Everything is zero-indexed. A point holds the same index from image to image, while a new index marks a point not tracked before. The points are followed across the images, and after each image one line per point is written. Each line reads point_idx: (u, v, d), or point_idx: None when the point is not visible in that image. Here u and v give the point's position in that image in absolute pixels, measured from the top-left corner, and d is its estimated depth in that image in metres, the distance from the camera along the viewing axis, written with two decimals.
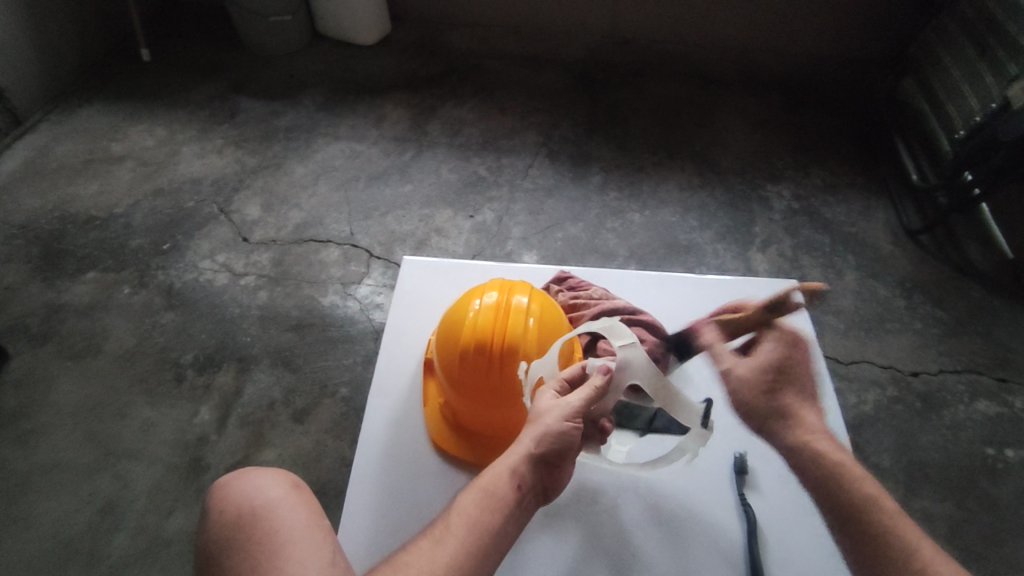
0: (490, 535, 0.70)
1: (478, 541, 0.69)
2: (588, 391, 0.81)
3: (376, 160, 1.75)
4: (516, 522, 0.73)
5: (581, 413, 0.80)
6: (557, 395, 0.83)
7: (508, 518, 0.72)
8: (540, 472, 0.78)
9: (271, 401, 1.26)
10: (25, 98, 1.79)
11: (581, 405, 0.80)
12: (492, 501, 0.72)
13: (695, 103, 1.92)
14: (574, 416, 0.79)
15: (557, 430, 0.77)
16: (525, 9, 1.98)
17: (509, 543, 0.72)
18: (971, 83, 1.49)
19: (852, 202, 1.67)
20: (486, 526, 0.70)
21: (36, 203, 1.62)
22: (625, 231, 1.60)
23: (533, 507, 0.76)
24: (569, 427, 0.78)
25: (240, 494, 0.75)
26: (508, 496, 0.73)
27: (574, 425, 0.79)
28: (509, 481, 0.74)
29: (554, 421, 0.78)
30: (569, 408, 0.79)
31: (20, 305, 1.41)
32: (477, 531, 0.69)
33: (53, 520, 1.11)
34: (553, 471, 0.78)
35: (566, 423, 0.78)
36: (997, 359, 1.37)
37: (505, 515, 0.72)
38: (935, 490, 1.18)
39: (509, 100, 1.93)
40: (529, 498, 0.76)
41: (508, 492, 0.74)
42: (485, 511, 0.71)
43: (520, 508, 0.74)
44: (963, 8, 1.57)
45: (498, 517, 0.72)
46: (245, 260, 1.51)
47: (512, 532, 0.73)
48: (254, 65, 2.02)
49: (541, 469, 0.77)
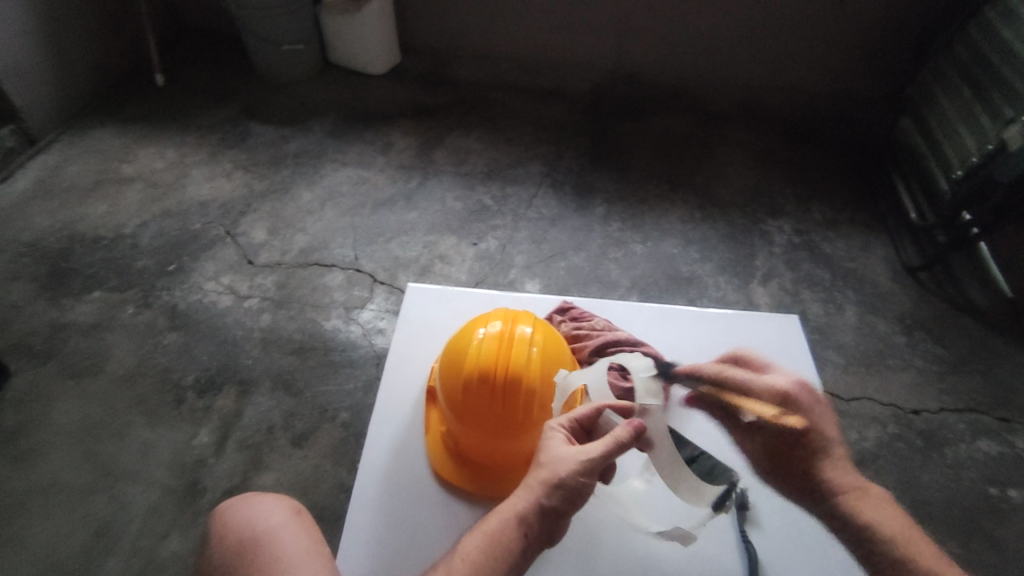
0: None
1: None
2: (610, 443, 0.77)
3: (382, 187, 1.78)
4: (516, 571, 0.74)
5: (598, 466, 0.77)
6: (567, 439, 0.80)
7: (509, 565, 0.73)
8: (549, 521, 0.76)
9: (270, 424, 1.26)
10: (41, 119, 1.83)
11: (601, 459, 0.76)
12: (495, 548, 0.73)
13: (697, 137, 1.96)
14: (590, 469, 0.76)
15: (570, 483, 0.75)
16: (532, 44, 2.04)
17: None
18: (967, 123, 1.52)
19: (852, 238, 1.69)
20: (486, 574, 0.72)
21: (45, 221, 1.63)
22: (626, 261, 1.61)
23: (537, 555, 0.76)
24: (581, 481, 0.75)
25: (240, 521, 0.75)
26: (513, 545, 0.74)
27: (587, 479, 0.76)
28: (515, 529, 0.74)
29: (568, 473, 0.76)
30: (583, 459, 0.76)
31: (24, 322, 1.41)
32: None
33: (46, 542, 1.10)
34: (562, 521, 0.77)
35: (579, 476, 0.75)
36: (997, 398, 1.37)
37: (505, 564, 0.73)
38: (937, 529, 1.17)
39: (514, 130, 1.97)
40: (534, 546, 0.76)
41: (513, 540, 0.74)
42: (486, 559, 0.72)
43: (522, 556, 0.75)
44: (958, 51, 1.61)
45: (498, 567, 0.72)
46: (249, 282, 1.52)
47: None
48: (265, 91, 2.06)
49: (550, 518, 0.76)
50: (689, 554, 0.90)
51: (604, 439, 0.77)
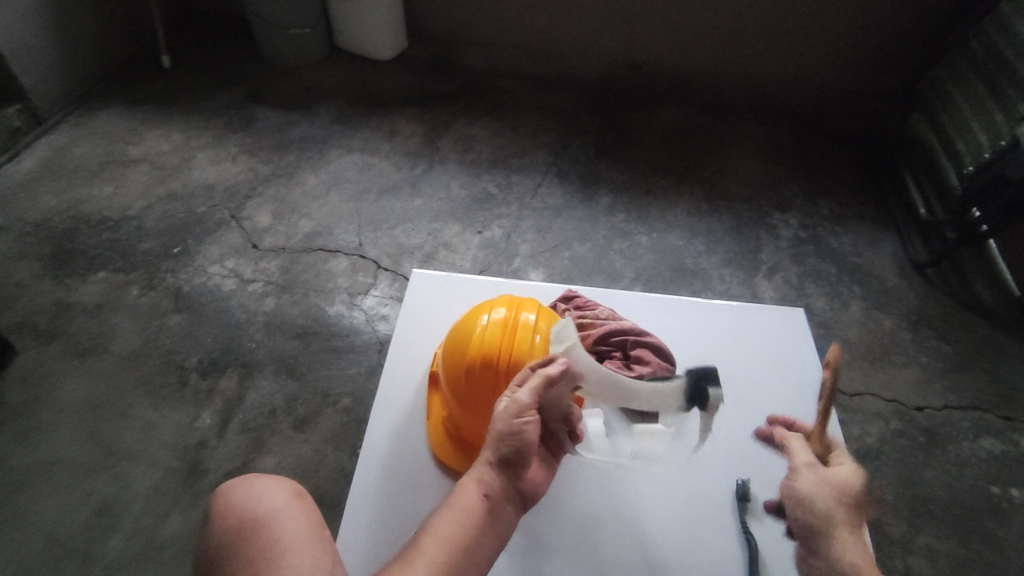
0: (464, 550, 0.71)
1: (452, 555, 0.70)
2: (538, 382, 0.79)
3: (387, 174, 1.77)
4: (494, 535, 0.74)
5: (534, 405, 0.79)
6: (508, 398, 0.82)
7: (483, 529, 0.73)
8: (507, 476, 0.78)
9: (273, 408, 1.26)
10: (47, 99, 1.82)
11: (531, 399, 0.78)
12: (462, 517, 0.73)
13: (705, 129, 1.94)
14: (525, 411, 0.78)
15: (508, 430, 0.77)
16: (540, 32, 2.02)
17: (490, 551, 0.73)
18: (981, 119, 1.50)
19: (859, 233, 1.68)
20: (459, 543, 0.71)
21: (50, 202, 1.63)
22: (631, 252, 1.61)
23: (509, 514, 0.77)
24: (520, 424, 0.77)
25: (241, 501, 0.75)
26: (479, 510, 0.74)
27: (527, 419, 0.78)
28: (474, 493, 0.75)
29: (505, 422, 0.78)
30: (517, 406, 0.78)
31: (28, 302, 1.42)
32: (450, 549, 0.70)
33: (49, 520, 1.11)
34: (521, 470, 0.79)
35: (515, 419, 0.78)
36: (1001, 396, 1.36)
37: (476, 528, 0.73)
38: (937, 526, 1.17)
39: (521, 119, 1.95)
40: (505, 507, 0.76)
41: (475, 504, 0.75)
42: (457, 530, 0.72)
43: (496, 517, 0.75)
44: (973, 45, 1.59)
45: (471, 531, 0.72)
46: (254, 266, 1.52)
47: (491, 543, 0.74)
48: (271, 75, 2.05)
49: (508, 473, 0.78)
50: (689, 544, 0.89)
51: (529, 380, 0.80)
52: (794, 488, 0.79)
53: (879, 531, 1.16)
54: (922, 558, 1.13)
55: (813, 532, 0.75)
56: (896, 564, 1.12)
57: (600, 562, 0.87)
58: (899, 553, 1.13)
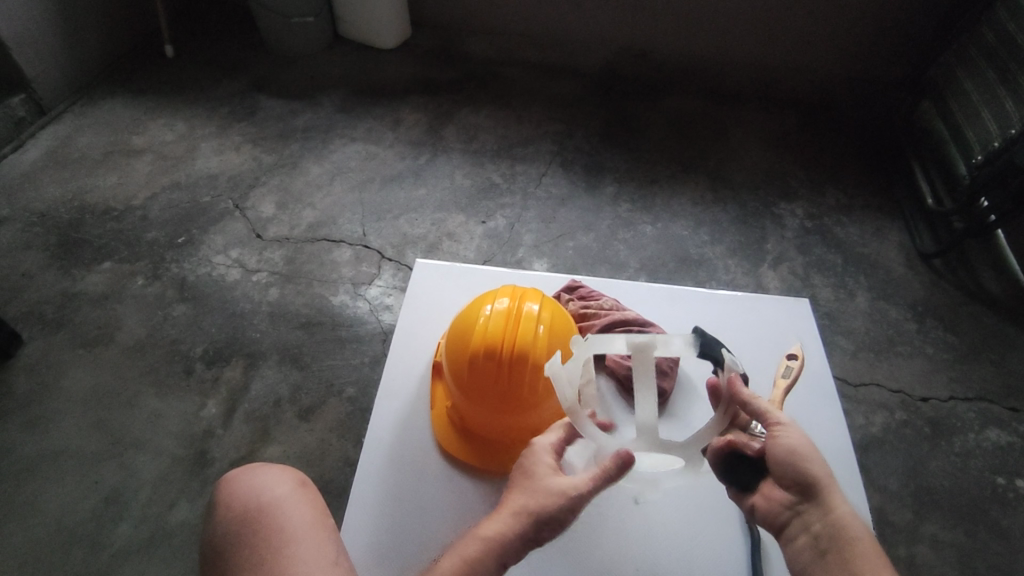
0: None
1: None
2: (597, 478, 0.75)
3: (391, 163, 1.77)
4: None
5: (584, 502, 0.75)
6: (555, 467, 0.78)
7: None
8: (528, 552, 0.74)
9: (278, 398, 1.27)
10: (50, 89, 1.82)
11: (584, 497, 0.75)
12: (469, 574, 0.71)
13: (711, 118, 1.92)
14: (574, 506, 0.74)
15: (553, 517, 0.73)
16: (545, 20, 2.00)
17: None
18: (991, 108, 1.48)
19: (866, 223, 1.67)
20: None
21: (56, 192, 1.64)
22: (636, 242, 1.60)
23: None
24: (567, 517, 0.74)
25: (246, 489, 0.75)
26: (487, 567, 0.72)
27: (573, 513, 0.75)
28: (491, 558, 0.72)
29: (557, 509, 0.74)
30: (574, 499, 0.74)
31: (35, 292, 1.42)
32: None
33: (58, 507, 1.12)
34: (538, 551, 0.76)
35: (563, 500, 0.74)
36: (1008, 387, 1.35)
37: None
38: (941, 516, 1.17)
39: (525, 108, 1.94)
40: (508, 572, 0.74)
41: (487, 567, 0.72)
42: None
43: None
44: (984, 32, 1.56)
45: None
46: (257, 256, 1.52)
47: None
48: (274, 64, 2.04)
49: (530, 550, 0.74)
50: (693, 531, 0.90)
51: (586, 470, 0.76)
52: (785, 446, 0.74)
53: (883, 521, 1.16)
54: (925, 548, 1.13)
55: (812, 489, 0.72)
56: (900, 552, 1.12)
57: (603, 549, 0.88)
58: (903, 543, 1.13)
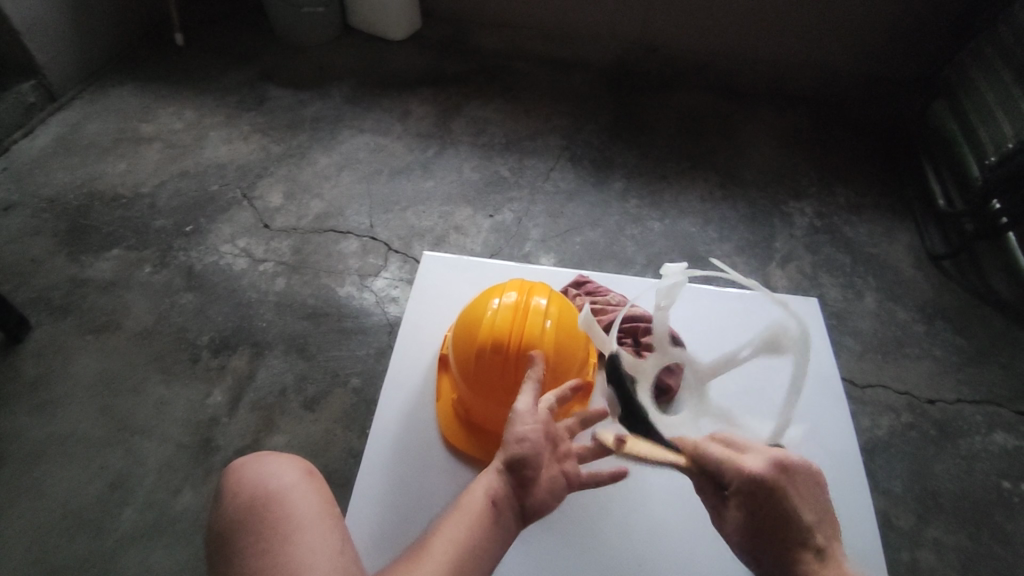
0: (466, 555, 0.70)
1: (453, 561, 0.69)
2: (529, 388, 0.81)
3: (399, 155, 1.76)
4: (497, 538, 0.73)
5: (530, 412, 0.78)
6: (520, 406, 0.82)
7: (486, 535, 0.72)
8: (515, 484, 0.75)
9: (283, 387, 1.27)
10: (60, 76, 1.82)
11: (526, 405, 0.79)
12: (462, 523, 0.72)
13: (721, 114, 1.91)
14: (522, 417, 0.78)
15: (510, 438, 0.76)
16: (556, 12, 1.99)
17: (491, 557, 0.72)
18: (1005, 108, 1.46)
19: (876, 223, 1.65)
20: (459, 550, 0.70)
21: (64, 178, 1.64)
22: (643, 239, 1.59)
23: (513, 518, 0.74)
24: (520, 430, 0.76)
25: (253, 477, 0.76)
26: (483, 518, 0.73)
27: (528, 426, 0.77)
28: (480, 502, 0.74)
29: (510, 430, 0.77)
30: (520, 413, 0.78)
31: (43, 278, 1.43)
32: (456, 555, 0.70)
33: (64, 491, 1.13)
34: (529, 481, 0.75)
35: (520, 428, 0.77)
36: (1015, 391, 1.34)
37: (483, 535, 0.72)
38: (946, 519, 1.16)
39: (534, 102, 1.93)
40: (507, 514, 0.74)
41: (480, 512, 0.73)
42: (460, 537, 0.71)
43: (501, 526, 0.73)
44: (1001, 32, 1.54)
45: (470, 535, 0.71)
46: (265, 246, 1.52)
47: (492, 548, 0.72)
48: (284, 54, 2.03)
49: (514, 481, 0.75)
50: (699, 529, 0.89)
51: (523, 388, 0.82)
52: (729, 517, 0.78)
53: (886, 524, 1.15)
54: (928, 551, 1.13)
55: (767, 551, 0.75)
56: (902, 556, 1.12)
57: (609, 545, 0.88)
58: (906, 546, 1.13)
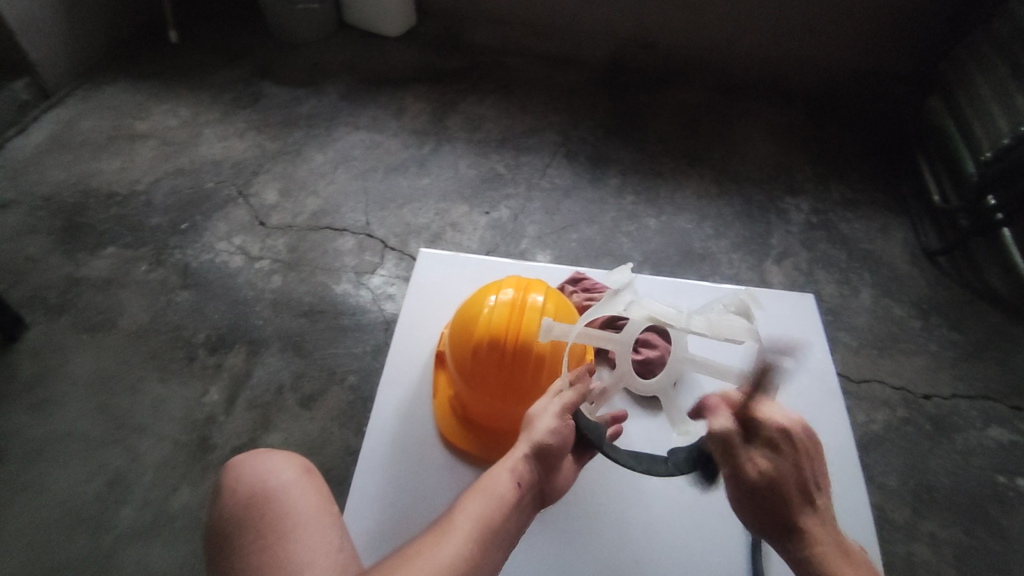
0: (492, 531, 0.70)
1: (481, 535, 0.69)
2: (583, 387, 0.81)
3: (395, 152, 1.76)
4: (518, 520, 0.73)
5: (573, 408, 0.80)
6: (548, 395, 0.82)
7: (511, 515, 0.72)
8: (539, 470, 0.77)
9: (280, 385, 1.27)
10: (53, 73, 1.81)
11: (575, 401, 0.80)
12: (491, 499, 0.72)
13: (716, 111, 1.91)
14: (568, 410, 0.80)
15: (551, 427, 0.78)
16: (551, 9, 1.98)
17: (511, 539, 0.72)
18: (1001, 104, 1.46)
19: (871, 219, 1.66)
20: (486, 524, 0.70)
21: (59, 175, 1.64)
22: (639, 235, 1.59)
23: (531, 505, 0.76)
24: (563, 421, 0.78)
25: (252, 474, 0.76)
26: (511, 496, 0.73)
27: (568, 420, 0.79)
28: (508, 481, 0.74)
29: (548, 421, 0.78)
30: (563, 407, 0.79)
31: (39, 276, 1.43)
32: (484, 529, 0.69)
33: (62, 489, 1.13)
34: (552, 472, 0.78)
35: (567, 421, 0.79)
36: (1010, 386, 1.35)
37: (509, 513, 0.72)
38: (941, 513, 1.17)
39: (530, 98, 1.93)
40: (529, 498, 0.75)
41: (507, 490, 0.73)
42: (490, 512, 0.71)
43: (520, 507, 0.74)
44: (996, 28, 1.54)
45: (499, 514, 0.71)
46: (261, 244, 1.52)
47: (512, 530, 0.72)
48: (278, 51, 2.02)
49: (541, 467, 0.77)
50: (694, 524, 0.90)
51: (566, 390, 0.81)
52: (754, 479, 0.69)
53: (882, 518, 1.16)
54: (923, 545, 1.13)
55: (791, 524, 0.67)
56: (898, 550, 1.13)
57: (604, 540, 0.88)
58: (902, 540, 1.14)
